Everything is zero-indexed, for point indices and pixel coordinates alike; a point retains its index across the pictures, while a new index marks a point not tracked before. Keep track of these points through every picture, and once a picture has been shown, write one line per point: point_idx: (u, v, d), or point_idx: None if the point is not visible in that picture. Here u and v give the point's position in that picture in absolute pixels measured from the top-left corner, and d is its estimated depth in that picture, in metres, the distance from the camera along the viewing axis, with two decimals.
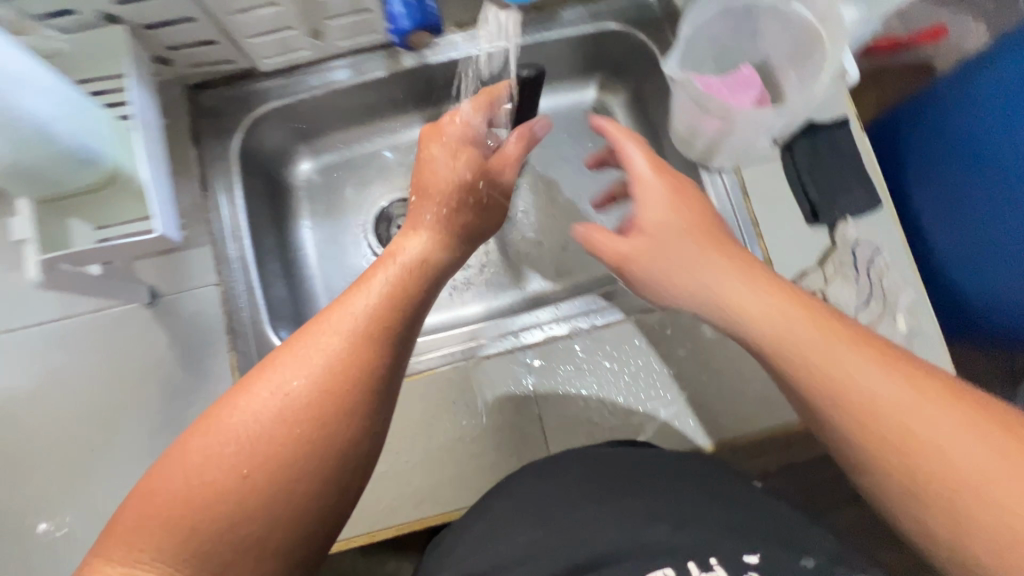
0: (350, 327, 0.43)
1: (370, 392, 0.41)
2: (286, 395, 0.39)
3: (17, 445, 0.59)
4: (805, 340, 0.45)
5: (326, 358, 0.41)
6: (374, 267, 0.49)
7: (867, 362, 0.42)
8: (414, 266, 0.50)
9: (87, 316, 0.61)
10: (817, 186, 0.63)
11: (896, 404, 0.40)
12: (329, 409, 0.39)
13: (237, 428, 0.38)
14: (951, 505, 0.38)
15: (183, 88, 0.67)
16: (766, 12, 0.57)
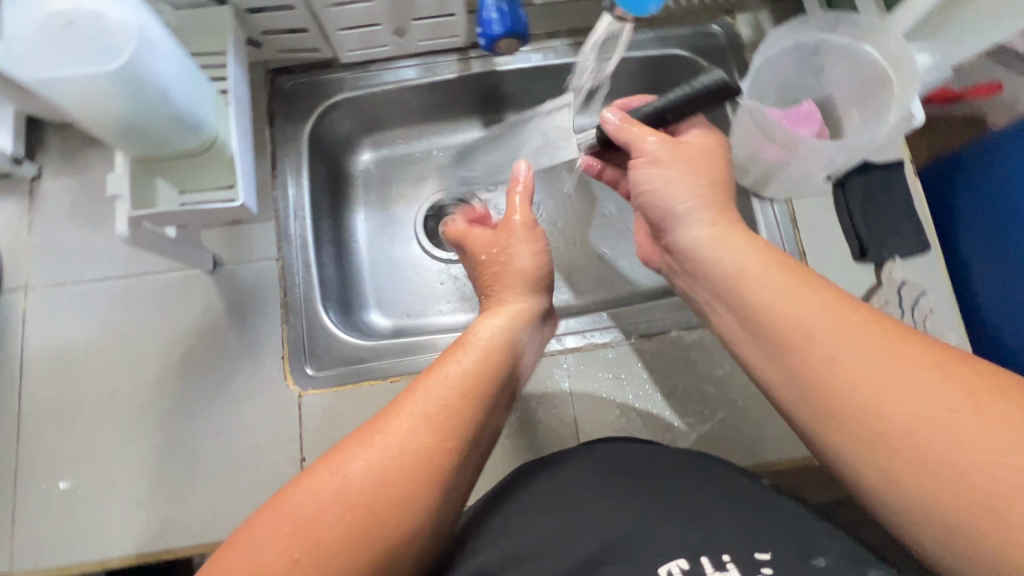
0: (423, 416, 0.43)
1: (439, 495, 0.42)
2: (360, 488, 0.40)
3: (70, 393, 0.61)
4: (800, 325, 0.44)
5: (407, 451, 0.41)
6: (449, 354, 0.49)
7: (863, 345, 0.41)
8: (489, 353, 0.50)
9: (153, 276, 0.64)
10: (866, 224, 0.64)
11: (878, 387, 0.39)
12: (401, 504, 0.40)
13: (298, 508, 0.39)
14: (924, 483, 0.37)
15: (266, 72, 0.70)
16: (836, 52, 0.59)
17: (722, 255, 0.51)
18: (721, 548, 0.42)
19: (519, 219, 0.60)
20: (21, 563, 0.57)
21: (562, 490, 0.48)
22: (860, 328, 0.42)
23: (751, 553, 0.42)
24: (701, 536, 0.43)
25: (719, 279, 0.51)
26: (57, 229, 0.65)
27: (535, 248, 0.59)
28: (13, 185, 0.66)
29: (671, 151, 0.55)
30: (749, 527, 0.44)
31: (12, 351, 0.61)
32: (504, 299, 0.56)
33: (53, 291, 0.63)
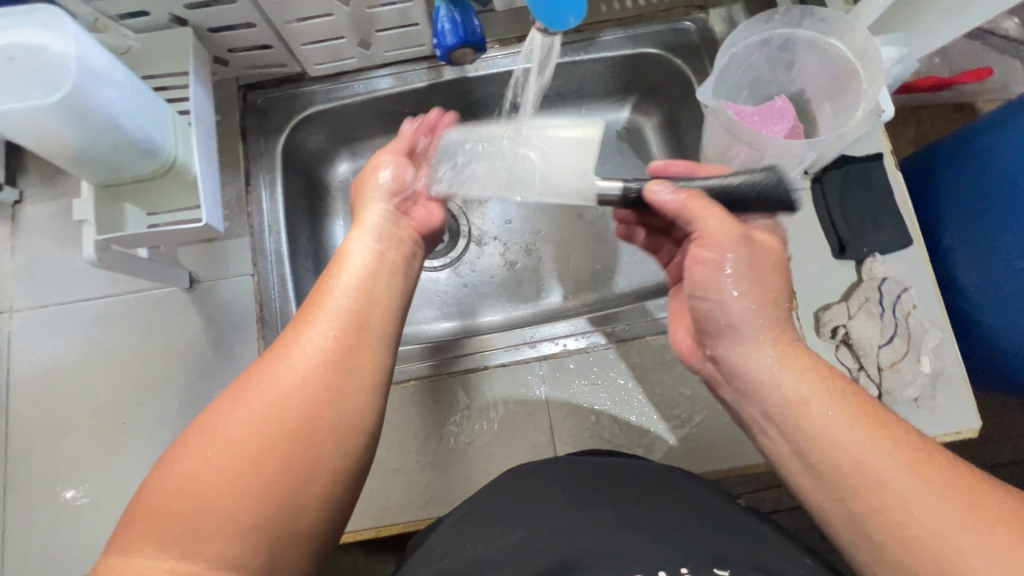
0: (323, 340, 0.43)
1: (352, 378, 0.42)
2: (264, 391, 0.40)
3: (54, 413, 0.62)
4: (811, 419, 0.44)
5: (309, 352, 0.42)
6: (333, 268, 0.48)
7: (867, 437, 0.42)
8: (373, 260, 0.49)
9: (132, 296, 0.65)
10: (844, 220, 0.63)
11: (921, 522, 0.38)
12: (314, 393, 0.41)
13: (219, 429, 0.39)
14: (912, 562, 0.38)
15: (236, 88, 0.71)
16: (804, 46, 0.57)
17: (752, 360, 0.48)
18: (678, 561, 0.42)
19: (390, 154, 0.57)
20: None
21: (521, 505, 0.48)
22: (864, 422, 0.42)
23: (708, 566, 0.41)
24: (659, 550, 0.43)
25: (751, 375, 0.48)
26: (39, 251, 0.66)
27: (399, 170, 0.56)
28: None
29: (734, 252, 0.48)
30: (704, 537, 0.43)
31: None
32: (371, 208, 0.54)
33: (37, 312, 0.65)
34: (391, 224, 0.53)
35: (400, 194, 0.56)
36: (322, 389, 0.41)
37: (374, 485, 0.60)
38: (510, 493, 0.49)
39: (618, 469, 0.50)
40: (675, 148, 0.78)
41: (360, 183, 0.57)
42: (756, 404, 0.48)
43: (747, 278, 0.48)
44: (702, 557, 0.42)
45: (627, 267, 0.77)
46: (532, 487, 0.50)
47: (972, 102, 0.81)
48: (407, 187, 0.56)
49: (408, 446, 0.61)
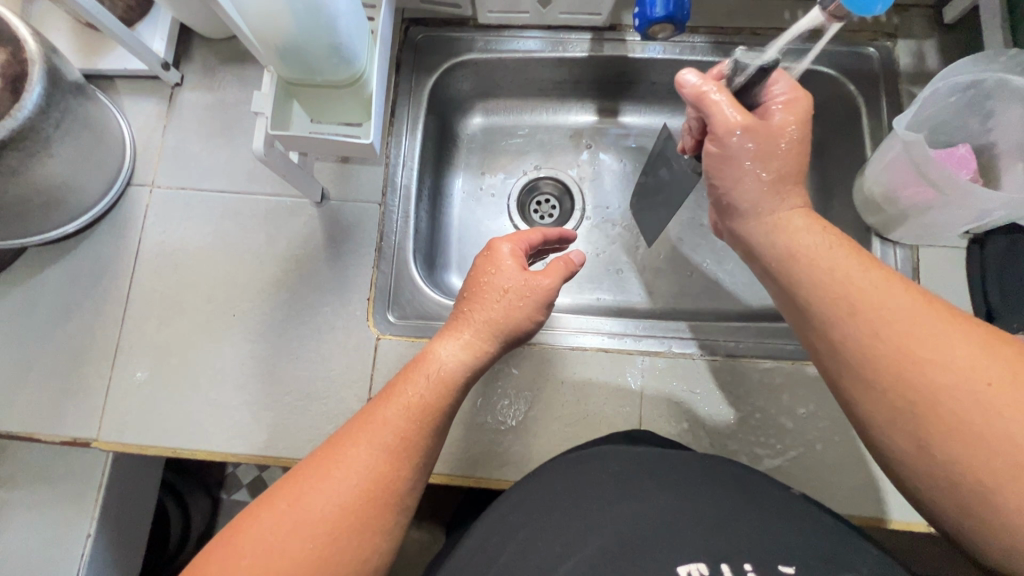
0: (370, 466, 0.44)
1: (388, 510, 0.44)
2: (306, 512, 0.41)
3: (173, 289, 0.65)
4: (864, 306, 0.43)
5: (358, 475, 0.43)
6: (402, 378, 0.49)
7: (931, 327, 0.40)
8: (443, 381, 0.49)
9: (264, 198, 0.67)
10: (999, 288, 0.59)
11: (970, 382, 0.38)
12: (349, 520, 0.42)
13: (256, 540, 0.40)
14: (960, 452, 0.38)
15: (401, 20, 0.71)
16: (1015, 97, 0.53)
17: (800, 258, 0.48)
18: (743, 556, 0.42)
19: (549, 281, 0.54)
20: (106, 433, 0.62)
21: (581, 488, 0.48)
22: (931, 317, 0.41)
23: (775, 562, 0.41)
24: (721, 540, 0.43)
25: (782, 255, 0.50)
26: (188, 136, 0.69)
27: (507, 278, 0.53)
28: (157, 87, 0.70)
29: (774, 147, 0.50)
30: (782, 538, 0.43)
31: (130, 239, 0.66)
32: (467, 322, 0.52)
33: (175, 193, 0.67)
34: (476, 339, 0.52)
35: (506, 309, 0.52)
36: (362, 513, 0.43)
37: (456, 436, 0.60)
38: (602, 473, 0.49)
39: (672, 458, 0.50)
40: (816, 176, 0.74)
41: (476, 274, 0.54)
42: (836, 310, 0.44)
43: (777, 169, 0.50)
44: (767, 556, 0.42)
45: (737, 284, 0.74)
46: (597, 468, 0.50)
47: None
48: (518, 305, 0.53)
49: (494, 403, 0.61)
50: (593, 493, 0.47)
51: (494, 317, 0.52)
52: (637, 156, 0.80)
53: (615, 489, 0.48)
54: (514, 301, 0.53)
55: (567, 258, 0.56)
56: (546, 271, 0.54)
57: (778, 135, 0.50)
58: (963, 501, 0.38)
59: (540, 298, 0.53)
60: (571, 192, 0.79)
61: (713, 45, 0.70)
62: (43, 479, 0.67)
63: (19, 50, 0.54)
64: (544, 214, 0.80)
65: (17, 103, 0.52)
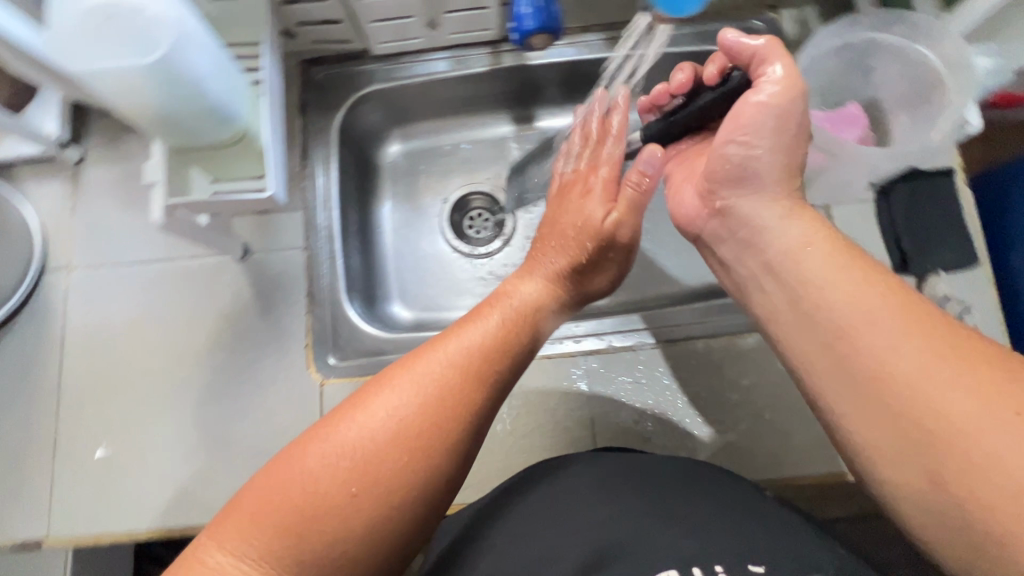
0: (453, 373, 0.44)
1: (468, 427, 0.44)
2: (397, 408, 0.42)
3: (106, 370, 0.63)
4: (862, 325, 0.42)
5: (434, 387, 0.43)
6: (487, 306, 0.53)
7: (933, 355, 0.39)
8: (525, 311, 0.53)
9: (186, 261, 0.66)
10: (909, 234, 0.61)
11: (934, 377, 0.38)
12: (423, 435, 0.42)
13: (344, 432, 0.41)
14: (937, 472, 0.37)
15: (299, 62, 0.71)
16: (887, 52, 0.55)
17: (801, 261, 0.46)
18: (713, 558, 0.41)
19: (615, 215, 0.57)
20: (56, 529, 0.60)
21: (557, 499, 0.49)
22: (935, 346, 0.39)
23: (744, 563, 0.41)
24: (691, 546, 0.43)
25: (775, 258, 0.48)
26: (98, 212, 0.67)
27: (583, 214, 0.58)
28: (59, 167, 0.68)
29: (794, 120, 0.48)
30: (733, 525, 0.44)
31: (54, 327, 0.64)
32: (545, 262, 0.58)
33: (93, 271, 0.66)
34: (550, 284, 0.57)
35: (574, 249, 0.57)
36: (438, 431, 0.42)
37: None
38: (562, 490, 0.49)
39: (644, 464, 0.51)
40: None
41: (551, 215, 0.61)
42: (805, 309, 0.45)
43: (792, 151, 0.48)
44: (735, 556, 0.42)
45: (674, 267, 0.76)
46: (572, 477, 0.50)
47: None
48: (588, 239, 0.57)
49: None
50: (566, 506, 0.48)
51: (573, 250, 0.57)
52: None
53: (585, 496, 0.48)
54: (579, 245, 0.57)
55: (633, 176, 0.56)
56: (616, 207, 0.58)
57: (785, 111, 0.46)
58: (925, 493, 0.38)
59: (605, 233, 0.57)
60: (500, 202, 0.80)
61: (608, 40, 0.71)
62: None
63: None
64: (477, 228, 0.80)
65: None
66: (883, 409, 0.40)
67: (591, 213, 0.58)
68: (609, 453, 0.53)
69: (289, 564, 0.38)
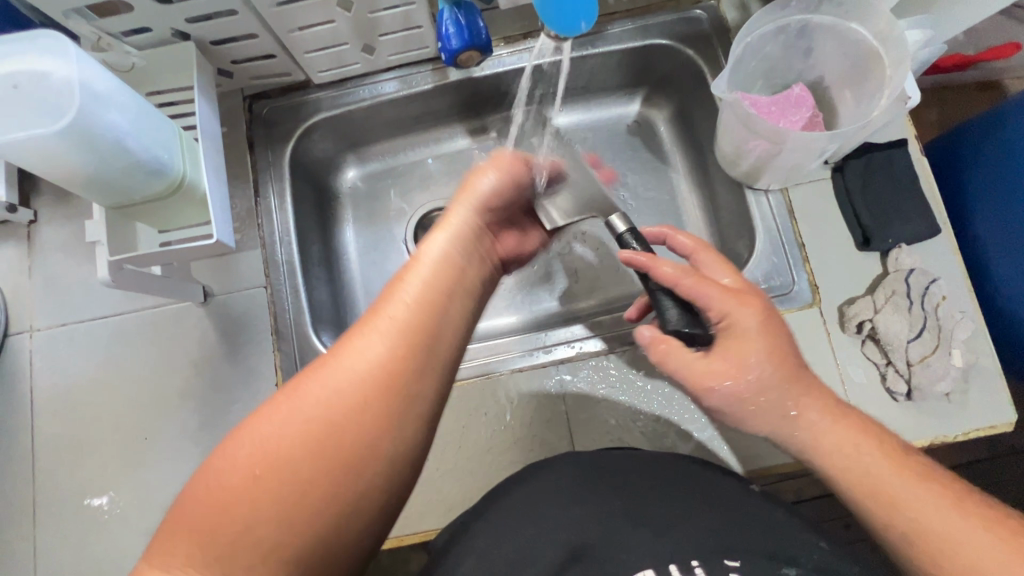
0: (374, 352, 0.39)
1: (402, 401, 0.39)
2: (319, 399, 0.38)
3: (78, 431, 0.63)
4: (837, 442, 0.46)
5: (358, 364, 0.39)
6: (404, 270, 0.44)
7: (898, 473, 0.44)
8: (447, 265, 0.45)
9: (148, 311, 0.65)
10: (868, 209, 0.61)
11: (895, 489, 0.44)
12: (360, 413, 0.38)
13: (266, 433, 0.37)
14: (925, 562, 0.42)
15: (243, 99, 0.70)
16: (823, 31, 0.55)
17: (766, 398, 0.48)
18: (689, 553, 0.42)
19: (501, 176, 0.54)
20: None
21: (528, 501, 0.48)
22: (897, 464, 0.45)
23: (720, 558, 0.41)
24: (667, 544, 0.43)
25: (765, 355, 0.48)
26: (54, 270, 0.66)
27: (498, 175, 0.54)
28: (11, 230, 0.68)
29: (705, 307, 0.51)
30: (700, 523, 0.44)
31: (21, 390, 0.64)
32: (456, 210, 0.50)
33: (56, 331, 0.65)
34: (472, 229, 0.49)
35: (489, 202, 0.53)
36: (375, 408, 0.38)
37: None
38: (522, 493, 0.49)
39: (620, 465, 0.50)
40: (688, 139, 0.75)
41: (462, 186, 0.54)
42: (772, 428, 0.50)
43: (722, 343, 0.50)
44: (711, 550, 0.42)
45: None
46: (542, 479, 0.49)
47: (997, 80, 0.78)
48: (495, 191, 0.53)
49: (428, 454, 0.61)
50: (536, 508, 0.47)
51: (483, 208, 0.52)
52: None
53: (557, 499, 0.47)
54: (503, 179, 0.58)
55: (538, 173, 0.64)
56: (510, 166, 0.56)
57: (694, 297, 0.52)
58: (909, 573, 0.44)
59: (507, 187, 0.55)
60: None
61: None
62: None
63: None
64: None
65: None
66: (866, 516, 0.45)
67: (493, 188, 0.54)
68: (564, 454, 0.52)
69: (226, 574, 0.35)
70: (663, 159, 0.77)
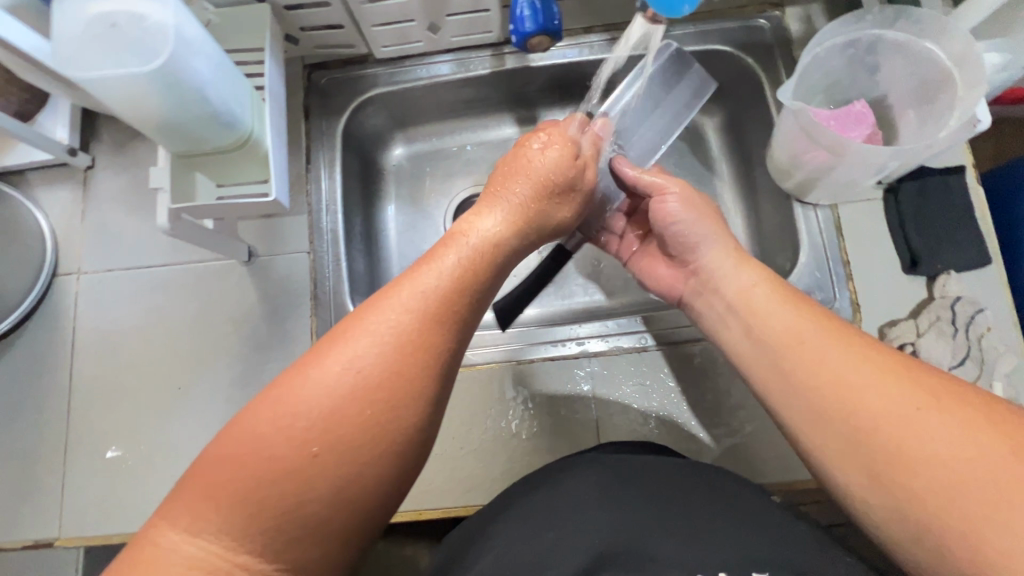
0: (408, 323, 0.38)
1: (434, 373, 0.38)
2: (357, 367, 0.36)
3: (114, 374, 0.64)
4: (800, 343, 0.44)
5: (389, 335, 0.37)
6: (440, 245, 0.45)
7: (919, 408, 0.38)
8: (488, 244, 0.46)
9: (193, 265, 0.67)
10: (917, 233, 0.60)
11: (907, 410, 0.38)
12: (396, 360, 0.37)
13: (297, 402, 0.35)
14: (939, 511, 0.35)
15: (303, 67, 0.71)
16: (893, 48, 0.55)
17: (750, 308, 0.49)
18: (716, 564, 0.40)
19: (557, 148, 0.53)
20: (67, 530, 0.61)
21: (554, 506, 0.46)
22: (890, 374, 0.40)
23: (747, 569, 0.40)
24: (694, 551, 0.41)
25: (734, 299, 0.50)
26: (107, 216, 0.68)
27: (548, 146, 0.53)
28: (69, 174, 0.69)
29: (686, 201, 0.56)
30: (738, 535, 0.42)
31: (64, 328, 0.65)
32: (517, 187, 0.51)
33: (102, 276, 0.67)
34: (520, 209, 0.50)
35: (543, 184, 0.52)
36: (410, 354, 0.37)
37: None
38: (546, 498, 0.47)
39: (654, 465, 0.49)
40: (737, 148, 0.75)
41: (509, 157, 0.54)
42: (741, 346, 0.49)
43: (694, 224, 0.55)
44: (739, 560, 0.40)
45: None
46: (567, 484, 0.48)
47: None
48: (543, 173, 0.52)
49: (454, 433, 0.61)
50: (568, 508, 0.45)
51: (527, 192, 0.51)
52: None
53: (586, 500, 0.45)
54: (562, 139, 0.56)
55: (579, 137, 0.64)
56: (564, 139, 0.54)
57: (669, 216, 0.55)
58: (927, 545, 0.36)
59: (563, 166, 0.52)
60: None
61: (612, 39, 0.70)
62: None
63: None
64: None
65: None
66: (855, 442, 0.39)
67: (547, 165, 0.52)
68: (587, 458, 0.50)
69: (254, 546, 0.34)
70: (710, 167, 0.77)
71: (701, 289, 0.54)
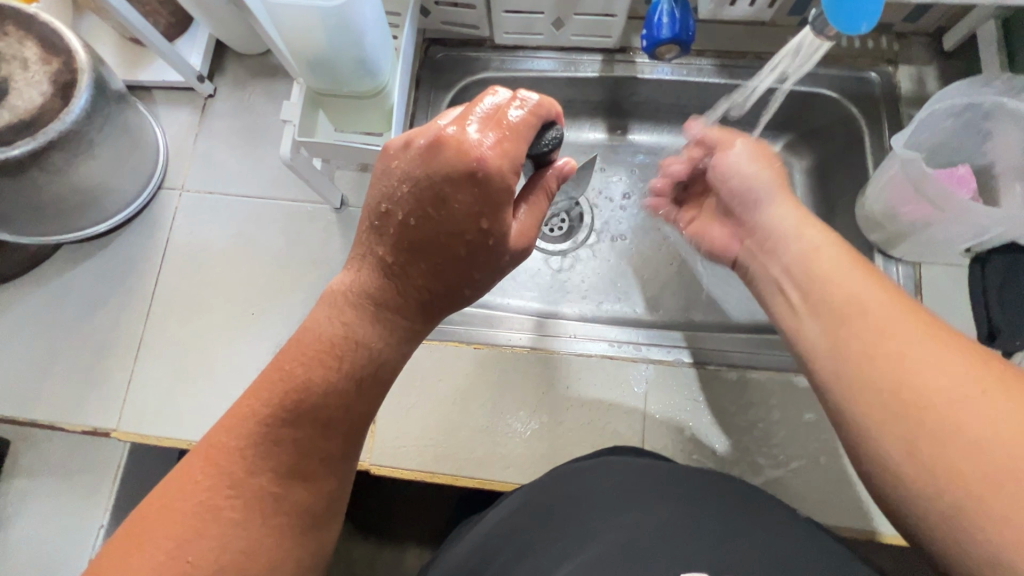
0: (291, 488, 0.41)
1: (312, 537, 0.43)
2: (231, 523, 0.39)
3: (194, 289, 0.68)
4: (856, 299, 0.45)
5: (266, 498, 0.40)
6: (313, 366, 0.40)
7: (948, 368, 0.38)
8: (375, 377, 0.43)
9: (285, 204, 0.70)
10: (1001, 305, 0.60)
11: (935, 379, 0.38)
12: (261, 512, 0.40)
13: (166, 542, 0.38)
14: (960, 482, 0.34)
15: (421, 41, 0.75)
16: (1011, 117, 0.56)
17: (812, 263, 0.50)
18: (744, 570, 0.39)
19: (490, 166, 0.36)
20: (125, 423, 0.64)
21: (589, 501, 0.46)
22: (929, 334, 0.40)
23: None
24: (722, 552, 0.40)
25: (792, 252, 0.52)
26: (215, 143, 0.72)
27: (460, 195, 0.37)
28: (190, 99, 0.74)
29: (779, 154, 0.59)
30: (773, 546, 0.41)
31: (159, 239, 0.69)
32: (404, 259, 0.40)
33: (201, 197, 0.71)
34: (415, 316, 0.43)
35: (448, 269, 0.41)
36: (280, 493, 0.41)
37: (459, 436, 0.62)
38: (587, 491, 0.47)
39: (680, 471, 0.48)
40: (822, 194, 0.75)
41: (418, 195, 0.38)
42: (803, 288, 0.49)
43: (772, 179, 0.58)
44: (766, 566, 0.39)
45: (744, 304, 0.74)
46: (597, 480, 0.48)
47: None
48: (453, 245, 0.39)
49: (503, 409, 0.63)
50: (584, 512, 0.45)
51: (429, 287, 0.41)
52: (645, 172, 0.81)
53: (605, 504, 0.45)
54: (470, 232, 0.38)
55: (510, 103, 0.38)
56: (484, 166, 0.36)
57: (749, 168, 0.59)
58: None
59: (482, 238, 0.39)
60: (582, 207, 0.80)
61: (721, 66, 0.72)
62: (57, 472, 0.68)
63: (71, 61, 0.57)
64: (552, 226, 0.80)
65: (65, 109, 0.56)
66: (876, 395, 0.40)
67: (460, 208, 0.37)
68: (610, 461, 0.50)
69: None
70: None
71: (758, 250, 0.56)
